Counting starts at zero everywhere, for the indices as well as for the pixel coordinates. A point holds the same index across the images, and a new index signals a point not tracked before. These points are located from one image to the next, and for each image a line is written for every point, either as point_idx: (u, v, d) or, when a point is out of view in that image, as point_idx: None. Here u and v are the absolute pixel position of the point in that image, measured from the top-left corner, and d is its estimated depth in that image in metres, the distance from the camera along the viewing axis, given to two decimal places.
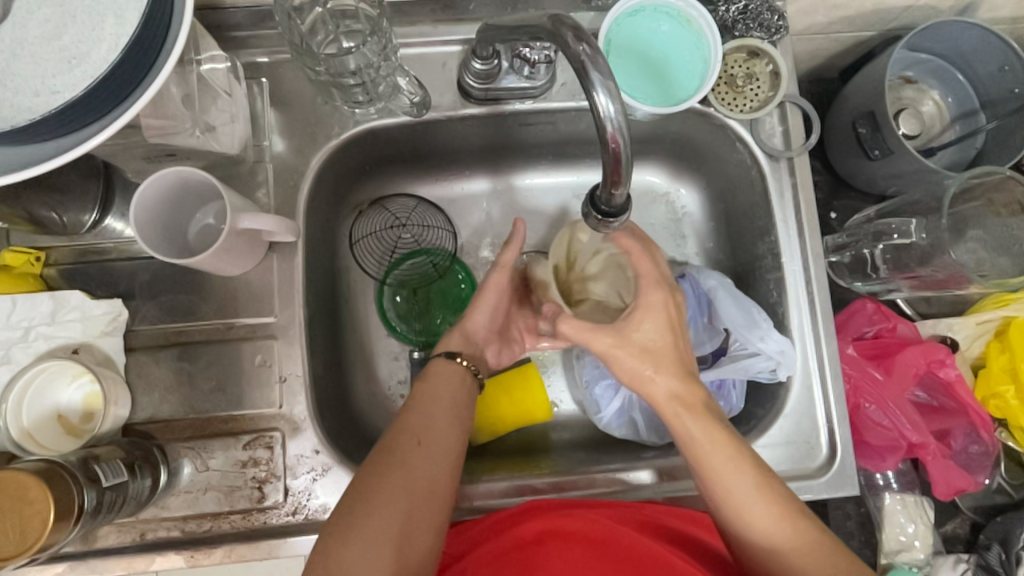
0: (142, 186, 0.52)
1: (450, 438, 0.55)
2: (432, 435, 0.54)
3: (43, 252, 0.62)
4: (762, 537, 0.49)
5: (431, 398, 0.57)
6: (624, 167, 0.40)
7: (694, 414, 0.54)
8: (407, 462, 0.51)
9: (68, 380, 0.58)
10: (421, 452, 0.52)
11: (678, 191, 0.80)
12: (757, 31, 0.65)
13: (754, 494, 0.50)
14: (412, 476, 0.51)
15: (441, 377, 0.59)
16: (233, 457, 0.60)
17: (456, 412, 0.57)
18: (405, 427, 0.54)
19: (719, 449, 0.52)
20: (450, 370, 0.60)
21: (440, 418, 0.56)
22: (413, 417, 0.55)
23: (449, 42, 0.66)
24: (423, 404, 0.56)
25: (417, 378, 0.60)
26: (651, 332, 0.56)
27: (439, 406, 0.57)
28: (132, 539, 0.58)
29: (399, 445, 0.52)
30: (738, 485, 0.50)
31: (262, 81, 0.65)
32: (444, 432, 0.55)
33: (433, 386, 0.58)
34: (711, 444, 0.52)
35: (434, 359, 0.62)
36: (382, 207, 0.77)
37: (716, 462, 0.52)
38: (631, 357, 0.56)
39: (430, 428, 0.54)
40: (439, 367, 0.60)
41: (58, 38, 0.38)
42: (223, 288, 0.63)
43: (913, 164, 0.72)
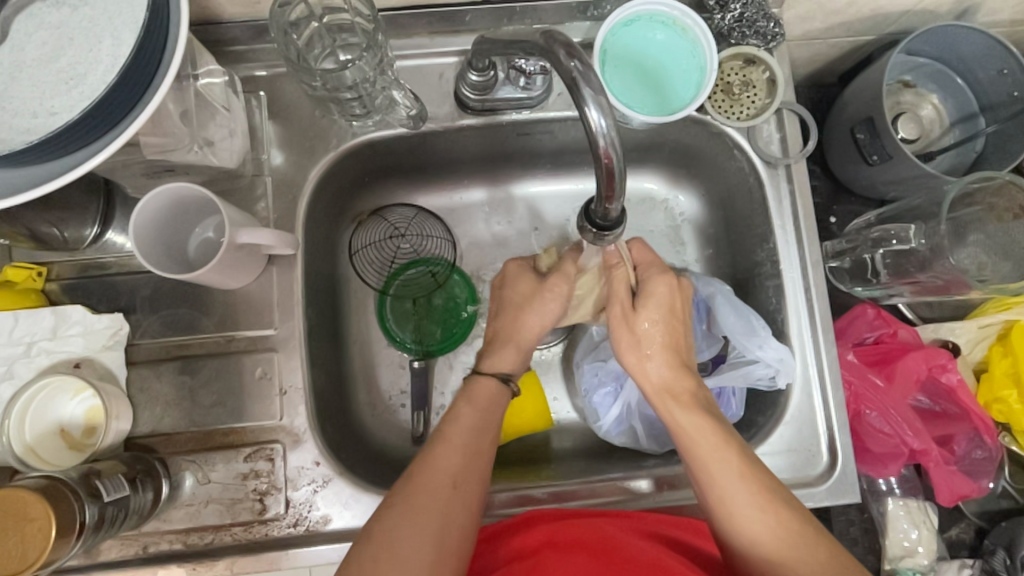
0: (140, 205, 0.53)
1: (485, 472, 0.55)
2: (469, 472, 0.53)
3: (45, 267, 0.63)
4: (759, 549, 0.48)
5: (475, 426, 0.56)
6: (617, 180, 0.41)
7: (682, 403, 0.56)
8: (444, 502, 0.51)
9: (69, 395, 0.58)
10: (459, 492, 0.52)
11: (677, 198, 0.80)
12: (753, 38, 0.65)
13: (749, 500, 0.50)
14: (449, 517, 0.50)
15: (484, 401, 0.59)
16: (235, 470, 0.60)
17: (491, 443, 0.57)
18: (445, 461, 0.53)
19: (704, 438, 0.54)
20: (491, 394, 0.60)
21: (475, 443, 0.55)
22: (451, 448, 0.54)
23: (446, 54, 0.67)
24: (463, 435, 0.55)
25: (462, 398, 0.59)
26: (656, 318, 0.59)
27: (474, 430, 0.56)
28: (135, 552, 0.59)
29: (435, 479, 0.51)
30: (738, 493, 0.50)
31: (260, 95, 0.66)
32: (481, 467, 0.54)
33: (475, 408, 0.58)
34: (707, 445, 0.53)
35: (479, 375, 0.62)
36: (381, 217, 0.77)
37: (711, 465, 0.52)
38: (634, 341, 0.60)
39: (462, 458, 0.54)
40: (480, 387, 0.60)
41: (56, 60, 0.39)
42: (223, 302, 0.63)
43: (912, 169, 0.72)
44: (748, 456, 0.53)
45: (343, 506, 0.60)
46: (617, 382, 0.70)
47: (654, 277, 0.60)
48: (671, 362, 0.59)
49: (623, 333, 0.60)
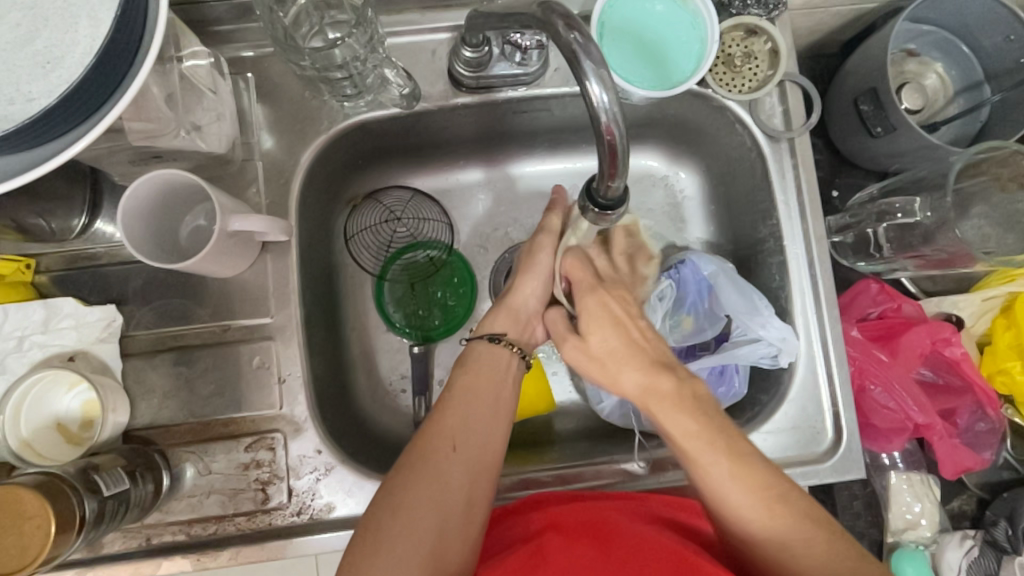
0: (129, 191, 0.51)
1: (488, 439, 0.53)
2: (467, 439, 0.52)
3: (33, 259, 0.61)
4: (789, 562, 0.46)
5: (470, 393, 0.54)
6: (620, 156, 0.39)
7: (665, 408, 0.50)
8: (440, 472, 0.50)
9: (64, 389, 0.57)
10: (456, 459, 0.51)
11: (677, 174, 0.78)
12: (754, 8, 0.64)
13: (715, 468, 0.48)
14: (443, 487, 0.49)
15: (484, 367, 0.57)
16: (236, 460, 0.60)
17: (497, 406, 0.55)
18: (440, 428, 0.52)
19: (705, 450, 0.48)
20: (490, 358, 0.58)
21: (481, 409, 0.54)
22: (448, 417, 0.53)
23: (438, 30, 0.65)
24: (460, 403, 0.54)
25: (456, 367, 0.58)
26: (606, 333, 0.56)
27: (478, 399, 0.54)
28: (138, 544, 0.58)
29: (432, 451, 0.51)
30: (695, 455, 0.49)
31: (247, 77, 0.64)
32: (483, 429, 0.53)
33: (475, 375, 0.56)
34: (676, 428, 0.50)
35: (476, 341, 0.59)
36: (376, 201, 0.75)
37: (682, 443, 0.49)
38: (594, 360, 0.56)
39: (467, 428, 0.52)
40: (479, 354, 0.58)
41: (31, 43, 0.37)
42: (218, 291, 0.62)
43: (917, 140, 0.70)
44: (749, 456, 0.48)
45: (347, 493, 0.60)
46: None
47: (585, 298, 0.58)
48: (642, 366, 0.53)
49: (583, 361, 0.57)
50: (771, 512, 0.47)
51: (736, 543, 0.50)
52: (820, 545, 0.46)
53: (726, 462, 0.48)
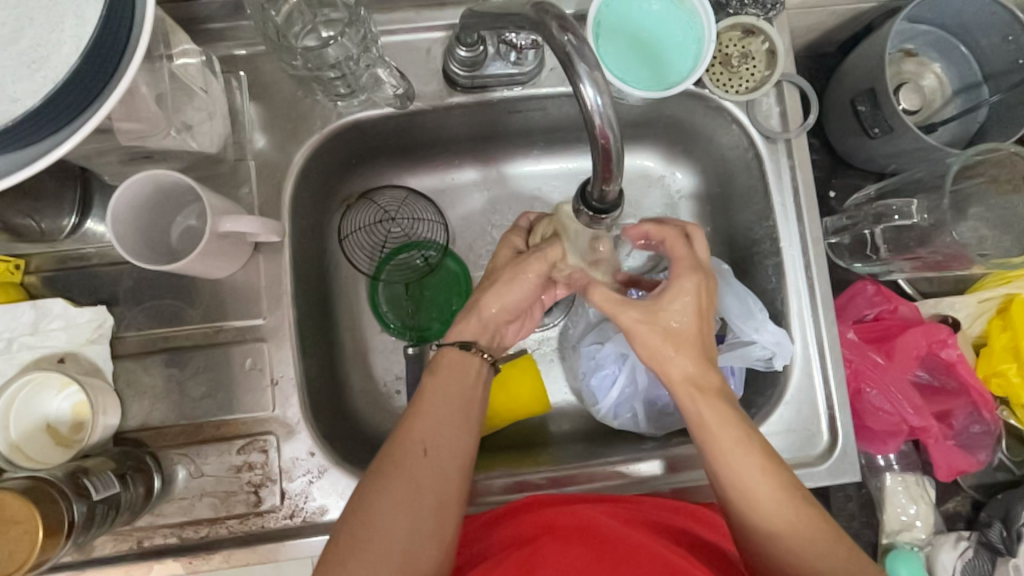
0: (117, 193, 0.51)
1: (458, 442, 0.53)
2: (438, 444, 0.51)
3: (22, 259, 0.60)
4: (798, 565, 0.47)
5: (439, 396, 0.54)
6: (614, 163, 0.39)
7: (706, 397, 0.52)
8: (412, 477, 0.49)
9: (54, 391, 0.57)
10: (428, 465, 0.50)
11: (673, 174, 0.77)
12: (751, 8, 0.64)
13: (740, 454, 0.50)
14: (416, 492, 0.49)
15: (454, 372, 0.56)
16: (228, 462, 0.59)
17: (466, 410, 0.55)
18: (410, 436, 0.51)
19: (732, 442, 0.50)
20: (459, 363, 0.57)
21: (450, 415, 0.53)
22: (419, 422, 0.52)
23: (433, 28, 0.64)
24: (431, 409, 0.53)
25: (425, 372, 0.57)
26: (683, 314, 0.54)
27: (447, 405, 0.54)
28: (129, 547, 0.58)
29: (404, 457, 0.50)
30: (724, 442, 0.51)
31: (239, 75, 0.63)
32: (452, 435, 0.52)
33: (444, 380, 0.56)
34: (712, 416, 0.51)
35: (446, 346, 0.58)
36: (370, 200, 0.75)
37: (715, 430, 0.51)
38: (659, 334, 0.54)
39: (437, 434, 0.52)
40: (449, 360, 0.57)
41: (15, 42, 0.36)
42: (210, 292, 0.62)
43: (914, 142, 0.70)
44: (771, 455, 0.50)
45: (340, 496, 0.60)
46: (615, 365, 0.69)
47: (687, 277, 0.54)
48: (694, 356, 0.54)
49: (642, 333, 0.55)
50: (789, 505, 0.48)
51: (748, 538, 0.50)
52: (802, 549, 0.47)
53: (756, 455, 0.50)
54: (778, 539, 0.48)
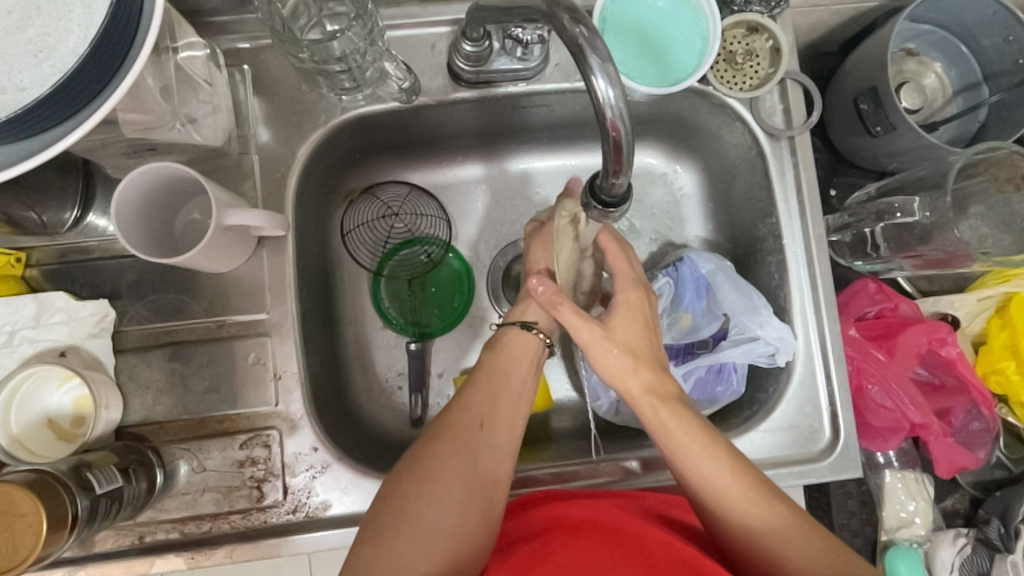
0: (122, 184, 0.50)
1: (513, 422, 0.53)
2: (495, 422, 0.52)
3: (24, 253, 0.60)
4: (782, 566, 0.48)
5: (499, 374, 0.54)
6: (625, 154, 0.39)
7: (669, 406, 0.53)
8: (469, 452, 0.50)
9: (56, 384, 0.56)
10: (484, 442, 0.51)
11: (676, 171, 0.78)
12: (756, 5, 0.63)
13: (709, 458, 0.50)
14: (473, 466, 0.50)
15: (516, 350, 0.56)
16: (230, 457, 0.59)
17: (522, 392, 0.55)
18: (465, 412, 0.52)
19: (699, 448, 0.50)
20: (523, 343, 0.57)
21: (508, 395, 0.54)
22: (477, 397, 0.52)
23: (438, 23, 0.64)
24: (488, 383, 0.53)
25: (484, 349, 0.57)
26: (630, 329, 0.56)
27: (505, 382, 0.54)
28: (130, 542, 0.58)
29: (461, 431, 0.51)
30: (691, 449, 0.51)
31: (244, 69, 0.63)
32: (507, 415, 0.53)
33: (502, 358, 0.56)
34: (677, 424, 0.52)
35: (508, 326, 0.58)
36: (373, 195, 0.75)
37: (680, 437, 0.51)
38: (614, 352, 0.55)
39: (493, 412, 0.52)
40: (512, 338, 0.57)
41: (23, 31, 0.36)
42: (213, 286, 0.61)
43: (916, 140, 0.70)
44: (741, 459, 0.51)
45: (343, 491, 0.59)
46: None
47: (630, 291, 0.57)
48: (650, 367, 0.55)
49: (596, 347, 0.55)
50: (761, 504, 0.49)
51: (728, 543, 0.51)
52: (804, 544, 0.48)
53: (724, 460, 0.50)
54: (756, 538, 0.49)
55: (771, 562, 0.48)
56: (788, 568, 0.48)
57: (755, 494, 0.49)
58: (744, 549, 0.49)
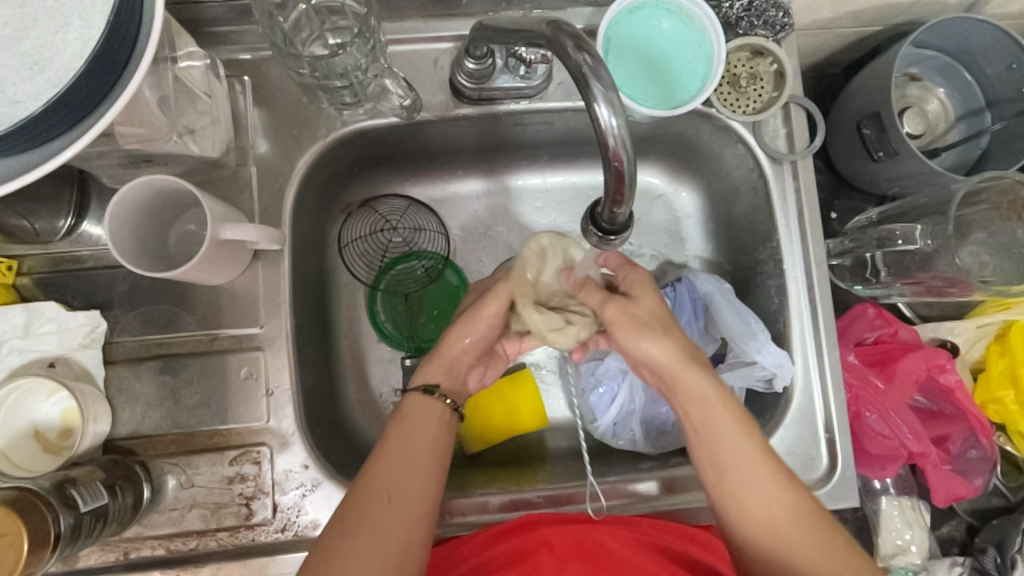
0: (116, 197, 0.50)
1: (424, 488, 0.52)
2: (405, 491, 0.51)
3: (15, 261, 0.59)
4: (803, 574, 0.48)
5: (407, 441, 0.54)
6: (627, 184, 0.38)
7: (696, 372, 0.53)
8: (376, 522, 0.49)
9: (43, 396, 0.55)
10: (393, 511, 0.50)
11: (677, 192, 0.77)
12: (761, 29, 0.63)
13: (739, 432, 0.52)
14: (380, 541, 0.48)
15: (419, 418, 0.56)
16: (219, 473, 0.58)
17: (433, 458, 0.54)
18: (376, 481, 0.51)
19: (726, 423, 0.52)
20: (425, 408, 0.57)
21: (418, 459, 0.53)
22: (386, 465, 0.52)
23: (441, 39, 0.64)
24: (396, 453, 0.53)
25: (393, 417, 0.56)
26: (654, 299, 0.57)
27: (413, 447, 0.54)
28: (115, 558, 0.57)
29: (368, 503, 0.49)
30: (723, 421, 0.52)
31: (244, 80, 0.62)
32: (417, 481, 0.52)
33: (411, 425, 0.55)
34: (706, 399, 0.53)
35: (409, 392, 0.58)
36: (371, 208, 0.74)
37: (710, 410, 0.52)
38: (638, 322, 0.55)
39: (402, 480, 0.51)
40: (414, 404, 0.57)
41: (18, 43, 0.35)
42: (207, 299, 0.61)
43: (918, 166, 0.70)
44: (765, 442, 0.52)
45: (333, 510, 0.58)
46: (614, 381, 0.68)
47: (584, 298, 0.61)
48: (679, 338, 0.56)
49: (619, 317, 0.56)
50: (787, 494, 0.50)
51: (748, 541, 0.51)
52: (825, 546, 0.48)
53: (756, 445, 0.51)
54: (778, 540, 0.49)
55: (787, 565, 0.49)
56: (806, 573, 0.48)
57: (777, 483, 0.50)
58: (764, 543, 0.50)
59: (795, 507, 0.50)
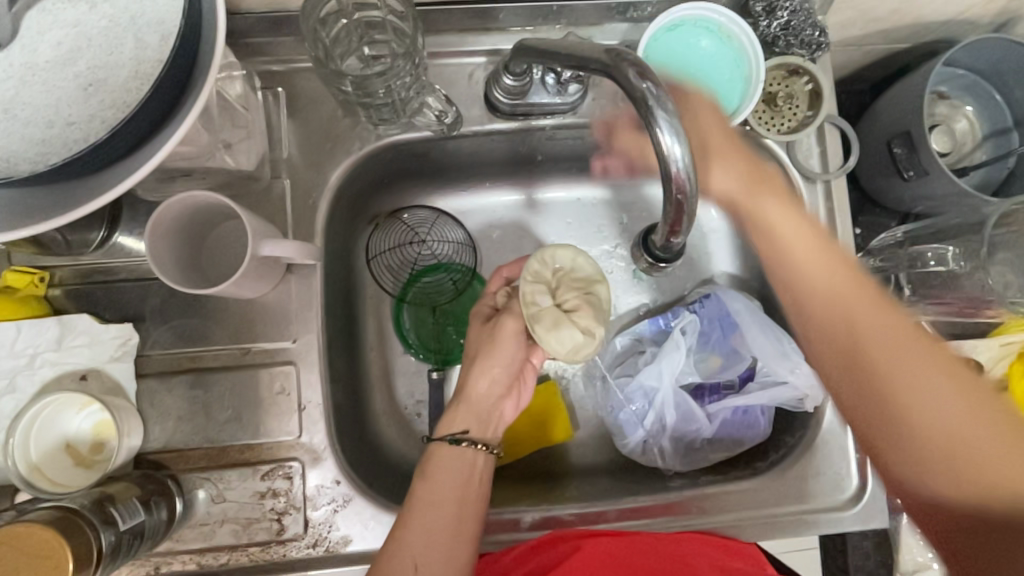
0: (156, 211, 0.50)
1: (452, 552, 0.52)
2: (430, 559, 0.51)
3: (47, 272, 0.59)
4: (935, 394, 0.42)
5: (431, 504, 0.53)
6: (687, 210, 0.39)
7: (802, 231, 0.49)
8: None
9: (75, 410, 0.55)
10: None
11: (705, 208, 0.77)
12: (798, 48, 0.63)
13: (818, 261, 0.48)
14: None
15: (445, 475, 0.55)
16: (251, 488, 0.58)
17: (462, 518, 0.54)
18: (401, 548, 0.50)
19: (819, 259, 0.48)
20: (453, 458, 0.57)
21: (445, 522, 0.53)
22: (410, 533, 0.51)
23: (475, 53, 0.63)
24: (421, 518, 0.52)
25: (416, 476, 0.56)
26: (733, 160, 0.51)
27: (439, 510, 0.53)
28: (146, 573, 0.57)
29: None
30: (796, 245, 0.49)
31: (278, 91, 0.62)
32: (445, 546, 0.52)
33: (435, 484, 0.55)
34: (809, 261, 0.48)
35: (433, 444, 0.58)
36: (399, 220, 0.73)
37: (811, 267, 0.48)
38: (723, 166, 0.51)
39: (427, 548, 0.51)
40: (438, 460, 0.56)
41: (73, 64, 0.35)
42: (239, 312, 0.60)
43: (948, 186, 0.70)
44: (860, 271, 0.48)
45: (364, 526, 0.58)
46: (644, 401, 0.68)
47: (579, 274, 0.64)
48: (783, 215, 0.50)
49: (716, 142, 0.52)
50: (864, 292, 0.47)
51: (824, 324, 0.48)
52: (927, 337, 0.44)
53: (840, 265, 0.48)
54: (847, 309, 0.46)
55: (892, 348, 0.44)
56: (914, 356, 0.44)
57: (861, 291, 0.47)
58: (843, 326, 0.46)
59: (816, 240, 0.49)
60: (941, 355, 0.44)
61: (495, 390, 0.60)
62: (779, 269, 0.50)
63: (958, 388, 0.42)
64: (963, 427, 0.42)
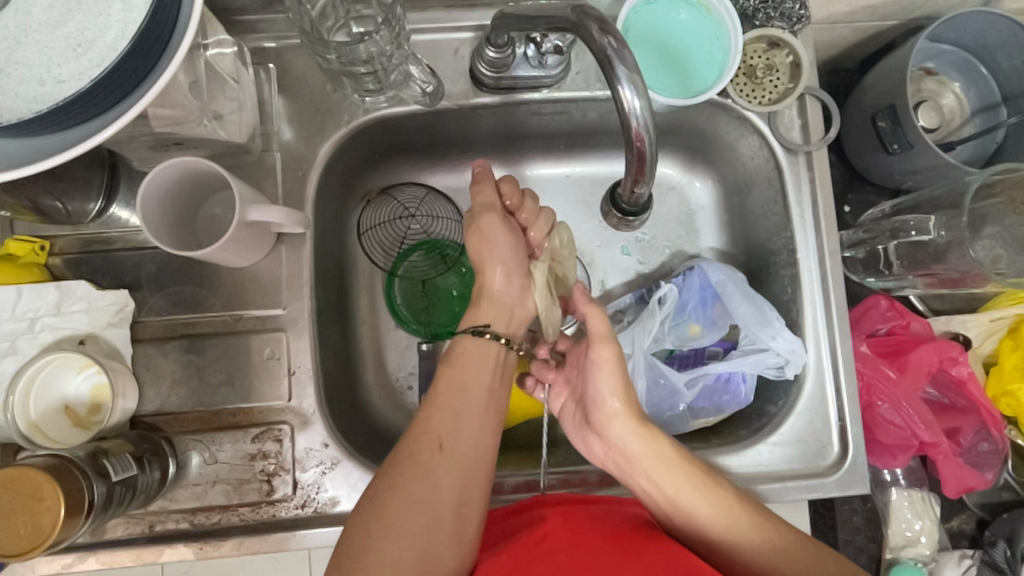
0: (151, 175, 0.51)
1: (473, 439, 0.55)
2: (454, 441, 0.54)
3: (48, 241, 0.61)
4: (733, 541, 0.53)
5: (457, 387, 0.58)
6: (647, 161, 0.45)
7: (606, 381, 0.59)
8: (428, 473, 0.52)
9: (74, 371, 0.57)
10: (444, 460, 0.53)
11: (692, 183, 0.78)
12: (778, 20, 0.64)
13: (647, 449, 0.56)
14: (433, 491, 0.51)
15: (470, 362, 0.60)
16: (242, 450, 0.60)
17: (483, 406, 0.58)
18: (429, 431, 0.54)
19: (651, 450, 0.56)
20: (478, 353, 0.61)
21: (469, 408, 0.57)
22: (436, 417, 0.55)
23: (461, 29, 0.65)
24: (446, 404, 0.56)
25: (443, 364, 0.60)
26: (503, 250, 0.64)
27: (464, 396, 0.57)
28: (141, 531, 0.58)
29: (421, 450, 0.53)
30: (635, 435, 0.57)
31: (270, 67, 0.64)
32: (467, 431, 0.56)
33: (459, 371, 0.59)
34: (644, 448, 0.56)
35: (460, 337, 0.62)
36: (390, 196, 0.75)
37: (642, 454, 0.56)
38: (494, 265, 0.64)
39: (453, 431, 0.55)
40: (468, 348, 0.61)
41: (63, 25, 0.35)
42: (232, 280, 0.62)
43: (933, 159, 0.71)
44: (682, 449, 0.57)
45: (352, 488, 0.60)
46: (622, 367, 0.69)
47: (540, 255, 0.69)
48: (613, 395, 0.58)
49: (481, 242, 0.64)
50: (704, 486, 0.54)
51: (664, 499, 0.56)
52: (749, 527, 0.53)
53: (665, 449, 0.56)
54: (682, 506, 0.55)
55: (698, 523, 0.54)
56: (740, 552, 0.53)
57: (694, 480, 0.55)
58: (673, 513, 0.56)
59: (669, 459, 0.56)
60: (749, 545, 0.53)
61: (513, 286, 0.64)
62: (614, 441, 0.58)
63: (735, 506, 0.53)
64: (729, 542, 0.53)
